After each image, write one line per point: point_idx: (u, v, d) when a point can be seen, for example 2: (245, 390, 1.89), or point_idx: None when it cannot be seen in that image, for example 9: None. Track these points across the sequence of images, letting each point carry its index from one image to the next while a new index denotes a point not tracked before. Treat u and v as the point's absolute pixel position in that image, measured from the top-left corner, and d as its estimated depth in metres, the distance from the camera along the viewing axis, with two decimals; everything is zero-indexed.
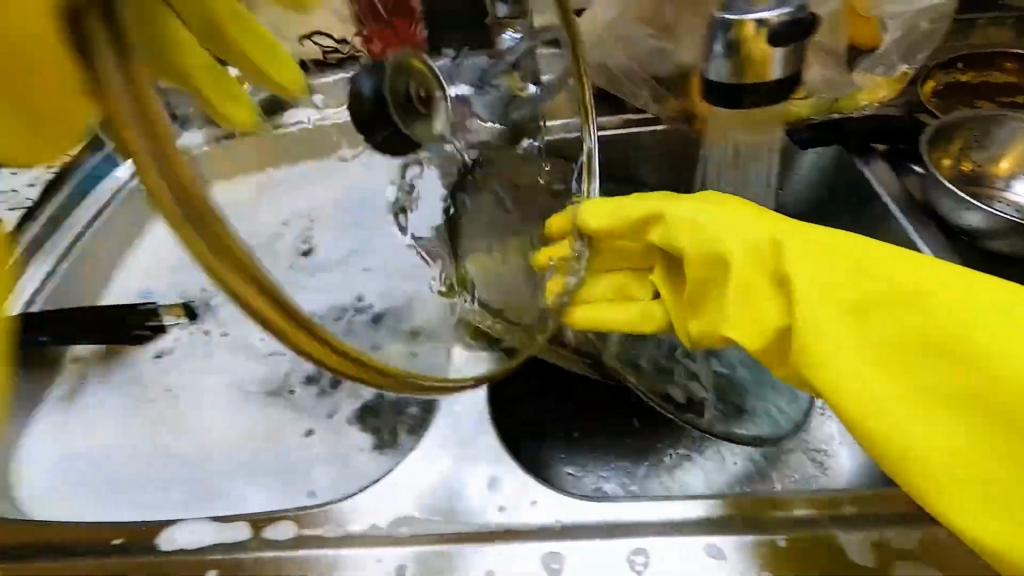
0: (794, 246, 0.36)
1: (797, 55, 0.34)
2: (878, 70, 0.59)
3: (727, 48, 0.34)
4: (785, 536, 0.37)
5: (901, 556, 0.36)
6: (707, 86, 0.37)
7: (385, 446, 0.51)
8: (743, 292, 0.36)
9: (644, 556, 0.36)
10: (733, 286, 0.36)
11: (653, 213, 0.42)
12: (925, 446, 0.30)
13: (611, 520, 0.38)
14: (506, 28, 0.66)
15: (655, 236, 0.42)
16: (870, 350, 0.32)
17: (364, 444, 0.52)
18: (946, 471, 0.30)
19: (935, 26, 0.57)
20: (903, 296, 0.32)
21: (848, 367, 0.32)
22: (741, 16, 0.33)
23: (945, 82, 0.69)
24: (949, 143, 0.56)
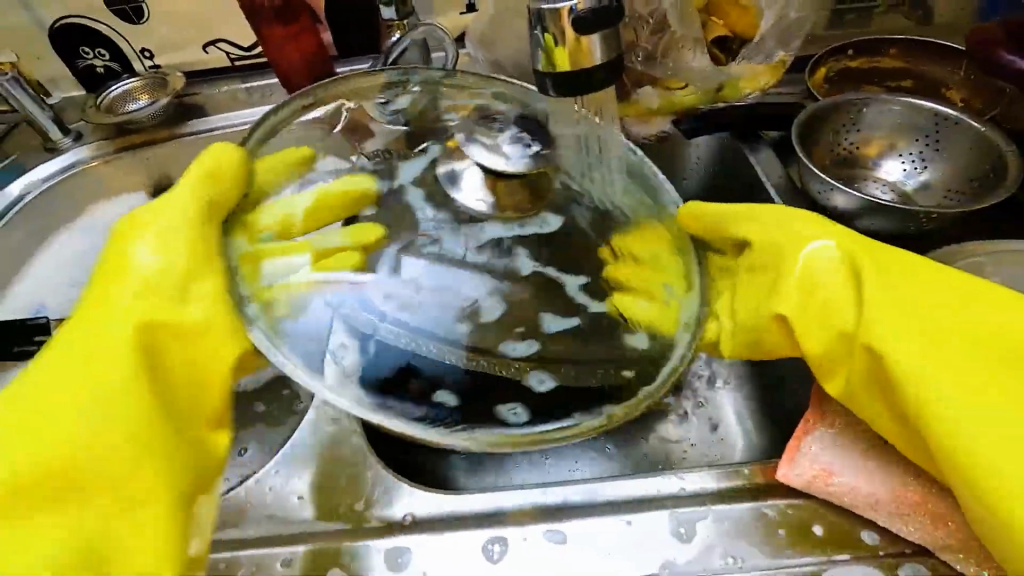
0: (909, 296, 0.36)
1: (612, 40, 0.36)
2: (756, 59, 0.60)
3: (544, 39, 0.35)
4: (632, 516, 0.37)
5: (721, 532, 0.36)
6: (536, 77, 0.38)
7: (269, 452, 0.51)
8: (988, 358, 0.34)
9: (500, 545, 0.36)
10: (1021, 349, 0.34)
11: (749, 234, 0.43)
12: (979, 441, 0.31)
13: (472, 510, 0.38)
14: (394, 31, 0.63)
15: (745, 233, 0.43)
16: (952, 380, 0.33)
17: (245, 445, 0.52)
18: (977, 453, 0.31)
19: (803, 17, 0.58)
20: (971, 345, 0.34)
21: (933, 387, 0.33)
22: (553, 6, 0.34)
23: (836, 70, 0.70)
24: (823, 129, 0.57)
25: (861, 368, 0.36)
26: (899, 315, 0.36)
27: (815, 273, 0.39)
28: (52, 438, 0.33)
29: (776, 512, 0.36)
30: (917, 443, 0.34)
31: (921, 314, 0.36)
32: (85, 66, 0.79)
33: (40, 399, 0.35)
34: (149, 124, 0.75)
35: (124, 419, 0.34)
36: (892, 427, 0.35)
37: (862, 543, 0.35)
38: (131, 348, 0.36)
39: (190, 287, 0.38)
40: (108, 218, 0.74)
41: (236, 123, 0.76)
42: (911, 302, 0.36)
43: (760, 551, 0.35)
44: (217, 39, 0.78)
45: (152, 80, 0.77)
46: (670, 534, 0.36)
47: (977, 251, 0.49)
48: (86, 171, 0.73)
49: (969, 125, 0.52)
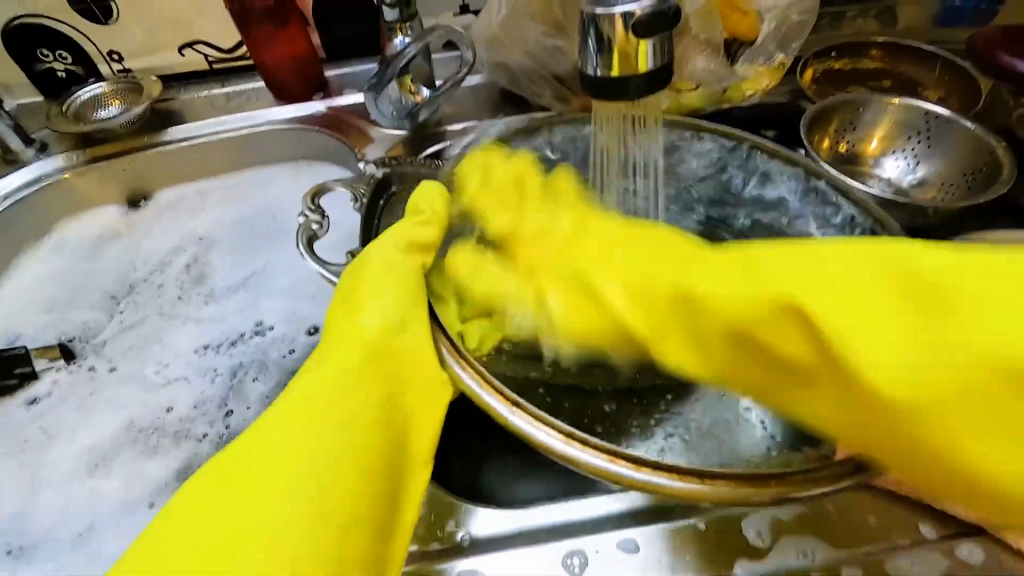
0: (771, 320, 0.29)
1: (664, 44, 0.35)
2: (759, 61, 0.61)
3: (595, 42, 0.35)
4: (702, 520, 0.37)
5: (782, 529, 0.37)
6: (585, 80, 0.37)
7: None
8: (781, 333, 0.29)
9: (580, 558, 0.36)
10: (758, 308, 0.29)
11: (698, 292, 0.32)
12: (886, 346, 0.26)
13: (538, 525, 0.37)
14: (396, 33, 0.61)
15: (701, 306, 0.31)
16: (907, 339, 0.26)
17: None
18: (857, 355, 0.26)
19: (802, 20, 0.60)
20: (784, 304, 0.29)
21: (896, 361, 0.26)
22: (609, 11, 0.34)
23: (821, 71, 0.73)
24: (826, 127, 0.59)
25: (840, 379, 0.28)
26: (703, 271, 0.32)
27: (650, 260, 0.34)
28: (305, 472, 0.31)
29: (832, 501, 0.38)
30: (843, 403, 0.28)
31: (737, 283, 0.31)
32: (45, 70, 0.72)
33: (196, 511, 0.30)
34: (124, 133, 0.69)
35: (279, 553, 0.29)
36: (844, 423, 0.29)
37: (918, 532, 0.36)
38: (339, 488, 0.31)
39: (402, 342, 0.38)
40: (80, 235, 0.69)
41: (212, 130, 0.71)
42: (884, 283, 0.28)
43: (824, 544, 0.36)
44: (195, 41, 0.73)
45: (124, 84, 0.72)
46: (742, 537, 0.36)
47: (976, 243, 0.52)
48: (56, 185, 0.67)
49: (960, 123, 0.56)
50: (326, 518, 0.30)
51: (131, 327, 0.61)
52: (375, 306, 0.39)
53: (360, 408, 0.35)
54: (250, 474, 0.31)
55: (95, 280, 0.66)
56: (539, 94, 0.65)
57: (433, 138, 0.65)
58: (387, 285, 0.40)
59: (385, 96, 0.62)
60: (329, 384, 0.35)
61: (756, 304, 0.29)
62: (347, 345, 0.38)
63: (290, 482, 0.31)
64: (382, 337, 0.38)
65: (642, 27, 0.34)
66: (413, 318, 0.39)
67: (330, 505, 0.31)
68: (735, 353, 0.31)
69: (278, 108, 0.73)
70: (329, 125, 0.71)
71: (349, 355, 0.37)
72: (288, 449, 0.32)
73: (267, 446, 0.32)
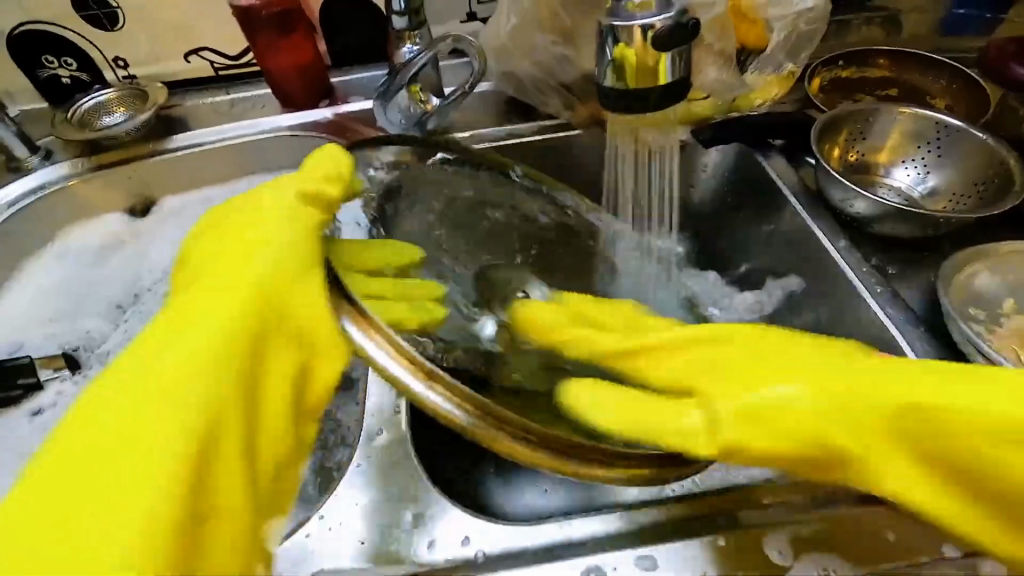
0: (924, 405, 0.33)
1: (682, 57, 0.35)
2: (768, 70, 0.61)
3: (613, 54, 0.35)
4: (720, 536, 0.37)
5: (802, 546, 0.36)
6: (601, 92, 0.37)
7: None
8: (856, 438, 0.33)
9: None
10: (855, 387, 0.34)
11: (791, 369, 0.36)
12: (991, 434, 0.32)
13: (554, 541, 0.37)
14: (405, 41, 0.60)
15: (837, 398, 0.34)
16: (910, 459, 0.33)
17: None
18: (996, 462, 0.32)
19: (811, 29, 0.60)
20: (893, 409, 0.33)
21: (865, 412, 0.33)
22: (627, 23, 0.34)
23: (828, 80, 0.73)
24: (835, 136, 0.59)
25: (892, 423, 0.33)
26: (854, 364, 0.35)
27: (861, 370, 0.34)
28: (164, 431, 0.30)
29: (851, 517, 0.37)
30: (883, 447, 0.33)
31: (897, 381, 0.34)
32: (49, 76, 0.72)
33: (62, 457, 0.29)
34: (129, 140, 0.69)
35: (149, 504, 0.27)
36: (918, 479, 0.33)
37: (938, 550, 0.36)
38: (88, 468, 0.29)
39: (298, 293, 0.36)
40: (84, 242, 0.68)
41: (218, 138, 0.71)
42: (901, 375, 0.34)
43: (844, 561, 0.36)
44: (201, 48, 0.72)
45: (130, 91, 0.71)
46: (759, 554, 0.36)
47: (988, 253, 0.52)
48: (60, 192, 0.66)
49: (970, 133, 0.56)
50: (183, 476, 0.29)
51: (136, 337, 0.60)
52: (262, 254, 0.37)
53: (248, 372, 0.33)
54: (137, 438, 0.29)
55: (99, 289, 0.65)
56: (547, 102, 0.65)
57: None
58: (284, 220, 0.40)
59: (392, 104, 0.62)
60: (203, 347, 0.32)
61: (882, 417, 0.33)
62: (231, 287, 0.35)
63: (158, 427, 0.29)
64: (280, 286, 0.36)
65: (661, 41, 0.34)
66: (308, 261, 0.37)
67: (190, 466, 0.29)
68: (909, 446, 0.33)
69: (285, 115, 0.73)
70: (335, 132, 0.71)
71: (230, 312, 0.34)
72: (161, 409, 0.30)
73: (136, 409, 0.30)
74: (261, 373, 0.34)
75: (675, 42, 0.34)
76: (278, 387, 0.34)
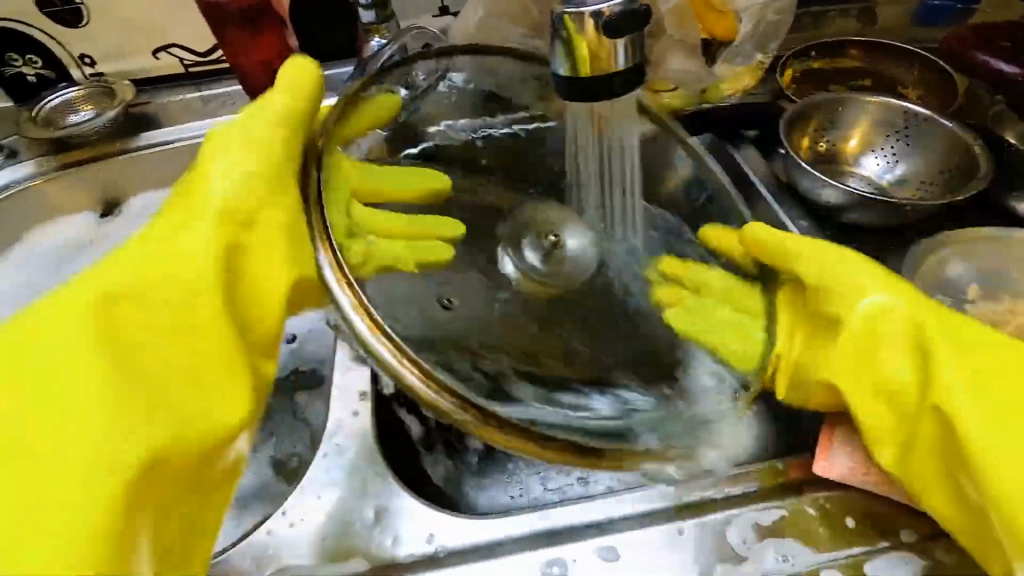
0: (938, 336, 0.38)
1: (636, 46, 0.35)
2: (737, 62, 0.61)
3: (566, 42, 0.35)
4: (683, 525, 0.38)
5: (763, 533, 0.38)
6: (557, 81, 0.37)
7: (273, 500, 0.48)
8: (855, 356, 0.40)
9: (559, 567, 0.36)
10: (858, 352, 0.40)
11: (847, 287, 0.41)
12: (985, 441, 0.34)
13: (521, 533, 0.38)
14: (373, 35, 0.60)
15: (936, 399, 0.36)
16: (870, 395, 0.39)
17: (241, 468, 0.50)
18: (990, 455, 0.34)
19: (780, 20, 0.60)
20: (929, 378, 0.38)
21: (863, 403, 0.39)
22: (578, 10, 0.34)
23: (802, 70, 0.73)
24: (806, 126, 0.59)
25: (941, 434, 0.37)
26: (891, 355, 0.39)
27: (856, 343, 0.40)
28: (71, 427, 0.32)
29: (812, 505, 0.39)
30: (909, 436, 0.38)
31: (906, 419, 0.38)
32: (14, 74, 0.71)
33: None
34: (95, 138, 0.68)
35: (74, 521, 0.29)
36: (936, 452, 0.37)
37: (894, 532, 0.38)
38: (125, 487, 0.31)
39: (254, 234, 0.40)
40: (53, 243, 0.68)
41: (185, 135, 0.70)
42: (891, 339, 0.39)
43: (805, 546, 0.37)
44: (170, 44, 0.71)
45: (97, 89, 0.70)
46: (715, 542, 0.37)
47: (956, 241, 0.52)
48: (25, 191, 0.65)
49: (937, 122, 0.56)
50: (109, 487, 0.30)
51: None
52: (197, 228, 0.39)
53: (178, 336, 0.36)
54: (52, 409, 0.32)
55: None
56: None
57: None
58: (192, 220, 0.40)
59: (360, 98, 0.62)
60: (77, 342, 0.34)
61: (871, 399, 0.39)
62: (178, 267, 0.37)
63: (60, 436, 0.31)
64: (229, 240, 0.39)
65: (613, 28, 0.34)
66: (210, 262, 0.38)
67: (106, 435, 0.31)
68: (924, 422, 0.37)
69: None
70: None
71: (187, 280, 0.37)
72: (55, 423, 0.32)
73: (156, 407, 0.33)
74: (194, 334, 0.36)
75: (626, 30, 0.34)
76: (209, 311, 0.36)
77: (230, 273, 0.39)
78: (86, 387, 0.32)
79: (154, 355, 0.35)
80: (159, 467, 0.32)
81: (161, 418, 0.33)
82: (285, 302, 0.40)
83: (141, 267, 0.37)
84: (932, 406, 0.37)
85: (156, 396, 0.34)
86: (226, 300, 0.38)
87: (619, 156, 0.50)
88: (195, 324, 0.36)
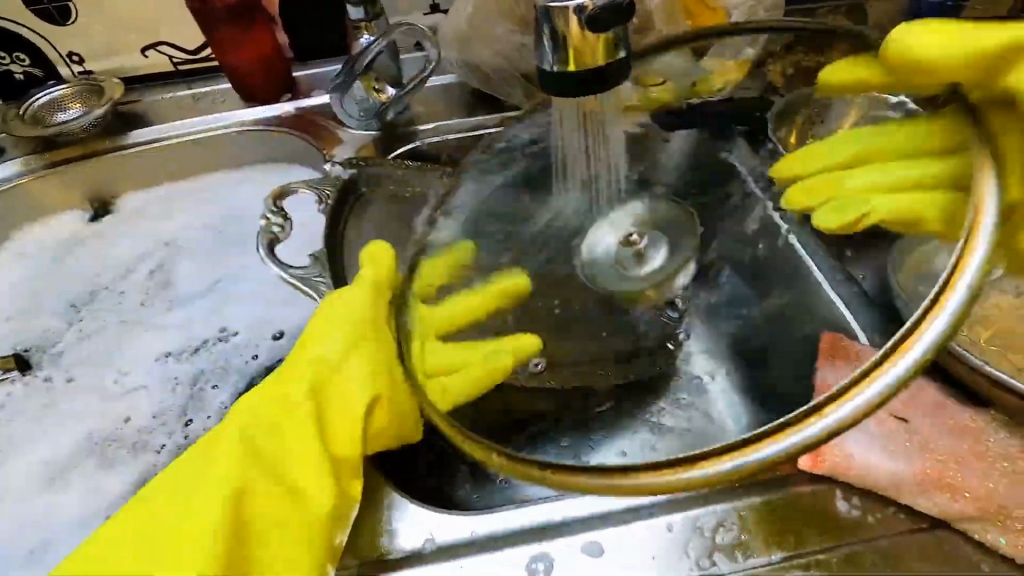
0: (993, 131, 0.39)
1: (621, 40, 0.35)
2: (727, 58, 0.61)
3: (550, 37, 0.35)
4: (672, 520, 0.38)
5: (748, 527, 0.38)
6: (543, 76, 0.37)
7: None
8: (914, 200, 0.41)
9: (545, 562, 0.36)
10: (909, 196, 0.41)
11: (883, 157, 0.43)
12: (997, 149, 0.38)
13: (507, 529, 0.38)
14: (362, 32, 0.60)
15: (905, 168, 0.42)
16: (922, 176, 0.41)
17: None
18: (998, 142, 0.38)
19: (770, 16, 0.60)
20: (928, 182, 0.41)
21: (895, 170, 0.42)
22: (562, 5, 0.34)
23: (792, 67, 0.73)
24: (795, 122, 0.59)
25: (952, 198, 0.39)
26: (917, 138, 0.42)
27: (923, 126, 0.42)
28: (186, 509, 0.35)
29: (797, 500, 0.39)
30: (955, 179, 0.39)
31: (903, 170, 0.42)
32: (1, 72, 0.70)
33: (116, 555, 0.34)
34: (85, 137, 0.68)
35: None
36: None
37: (880, 526, 0.38)
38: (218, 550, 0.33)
39: (346, 378, 0.40)
40: (40, 242, 0.67)
41: (174, 133, 0.69)
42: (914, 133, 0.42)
43: (788, 540, 0.37)
44: (159, 42, 0.71)
45: (85, 87, 0.70)
46: (701, 537, 0.37)
47: None
48: (13, 190, 0.65)
49: None
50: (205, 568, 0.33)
51: (91, 337, 0.59)
52: (348, 369, 0.40)
53: (287, 438, 0.38)
54: (183, 491, 0.36)
55: (55, 288, 0.64)
56: (508, 94, 0.65)
57: (404, 137, 0.64)
58: (338, 329, 0.41)
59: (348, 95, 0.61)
60: (224, 457, 0.37)
61: (934, 149, 0.41)
62: (289, 391, 0.39)
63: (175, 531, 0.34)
64: (319, 394, 0.39)
65: (598, 23, 0.34)
66: (316, 465, 0.37)
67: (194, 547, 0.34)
68: (933, 150, 0.41)
69: (245, 109, 0.71)
70: (299, 126, 0.69)
71: (255, 444, 0.37)
72: (191, 491, 0.36)
73: (264, 469, 0.37)
74: (295, 434, 0.38)
75: (610, 25, 0.34)
76: (309, 470, 0.37)
77: (330, 417, 0.39)
78: (207, 481, 0.36)
79: (259, 481, 0.36)
80: (243, 548, 0.35)
81: (245, 530, 0.35)
82: (365, 447, 0.39)
83: (271, 408, 0.39)
84: (952, 183, 0.39)
85: (251, 505, 0.35)
86: (320, 435, 0.38)
87: (607, 151, 0.50)
88: (284, 460, 0.37)
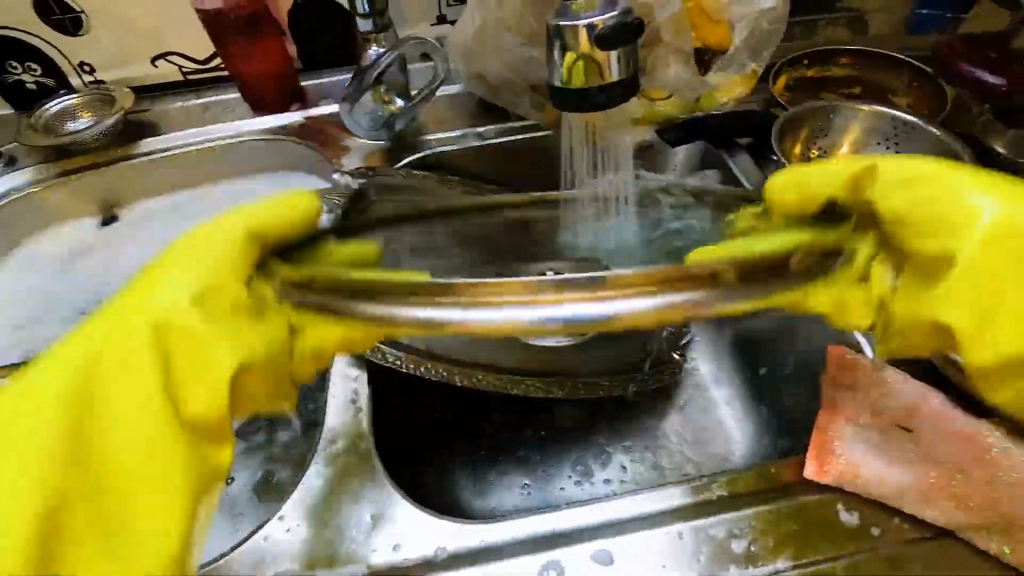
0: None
1: (629, 57, 0.36)
2: (730, 70, 0.62)
3: (560, 54, 0.35)
4: (681, 528, 0.38)
5: (756, 536, 0.38)
6: (552, 92, 0.37)
7: (268, 506, 0.48)
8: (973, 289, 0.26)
9: (556, 570, 0.37)
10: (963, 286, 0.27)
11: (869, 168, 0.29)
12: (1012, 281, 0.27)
13: (517, 537, 0.38)
14: (371, 44, 0.61)
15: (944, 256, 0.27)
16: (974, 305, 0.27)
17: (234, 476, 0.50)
18: (1010, 291, 0.27)
19: (772, 29, 0.61)
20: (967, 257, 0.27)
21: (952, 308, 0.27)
22: (572, 24, 0.34)
23: (794, 79, 0.74)
24: (797, 134, 0.60)
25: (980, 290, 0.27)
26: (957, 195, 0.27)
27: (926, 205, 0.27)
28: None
29: (804, 509, 0.39)
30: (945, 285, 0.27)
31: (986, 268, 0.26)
32: (14, 82, 0.71)
33: None
34: (97, 146, 0.69)
35: None
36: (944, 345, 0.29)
37: (886, 535, 0.38)
38: (29, 536, 0.27)
39: (128, 333, 0.28)
40: (51, 249, 0.68)
41: (186, 142, 0.70)
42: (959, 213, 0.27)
43: (796, 549, 0.38)
44: (170, 53, 0.72)
45: (97, 97, 0.71)
46: (709, 545, 0.38)
47: None
48: (25, 198, 0.66)
49: (926, 129, 0.57)
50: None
51: None
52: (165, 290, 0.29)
53: (125, 416, 0.28)
54: (2, 459, 0.27)
55: (66, 295, 0.65)
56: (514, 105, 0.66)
57: (411, 147, 0.65)
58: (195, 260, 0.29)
59: (358, 106, 0.62)
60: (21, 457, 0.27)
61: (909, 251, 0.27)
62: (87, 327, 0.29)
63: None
64: (73, 410, 0.28)
65: (607, 41, 0.34)
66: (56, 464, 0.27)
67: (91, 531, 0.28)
68: (928, 287, 0.27)
69: (254, 119, 0.72)
70: (307, 136, 0.70)
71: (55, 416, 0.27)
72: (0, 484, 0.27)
73: (77, 465, 0.28)
74: (114, 437, 0.28)
75: (618, 42, 0.35)
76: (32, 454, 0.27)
77: (98, 433, 0.28)
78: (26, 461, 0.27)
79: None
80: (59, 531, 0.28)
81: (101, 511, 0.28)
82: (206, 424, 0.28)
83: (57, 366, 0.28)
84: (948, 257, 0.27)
85: (77, 507, 0.28)
86: (112, 399, 0.28)
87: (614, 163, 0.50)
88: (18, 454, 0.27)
